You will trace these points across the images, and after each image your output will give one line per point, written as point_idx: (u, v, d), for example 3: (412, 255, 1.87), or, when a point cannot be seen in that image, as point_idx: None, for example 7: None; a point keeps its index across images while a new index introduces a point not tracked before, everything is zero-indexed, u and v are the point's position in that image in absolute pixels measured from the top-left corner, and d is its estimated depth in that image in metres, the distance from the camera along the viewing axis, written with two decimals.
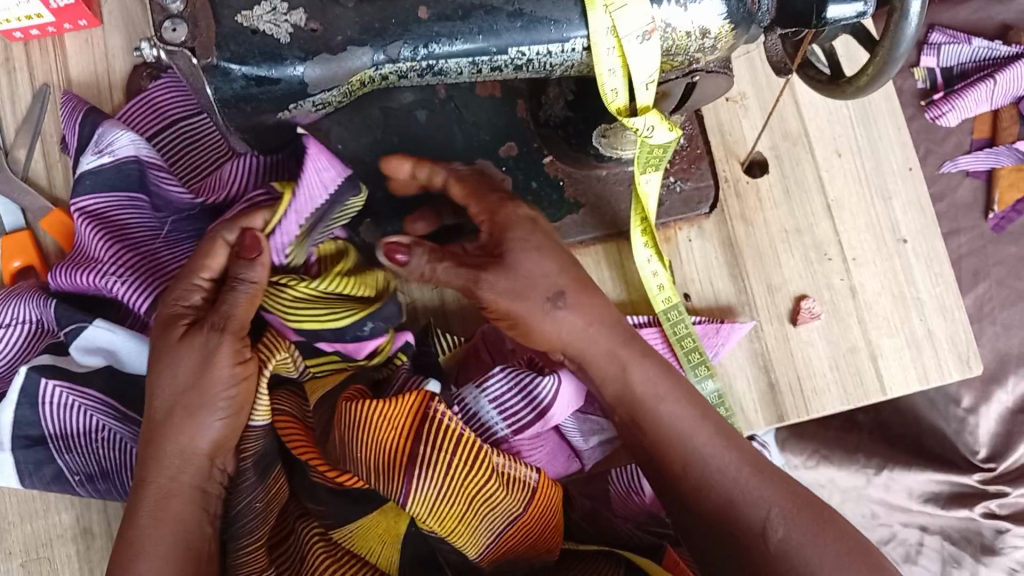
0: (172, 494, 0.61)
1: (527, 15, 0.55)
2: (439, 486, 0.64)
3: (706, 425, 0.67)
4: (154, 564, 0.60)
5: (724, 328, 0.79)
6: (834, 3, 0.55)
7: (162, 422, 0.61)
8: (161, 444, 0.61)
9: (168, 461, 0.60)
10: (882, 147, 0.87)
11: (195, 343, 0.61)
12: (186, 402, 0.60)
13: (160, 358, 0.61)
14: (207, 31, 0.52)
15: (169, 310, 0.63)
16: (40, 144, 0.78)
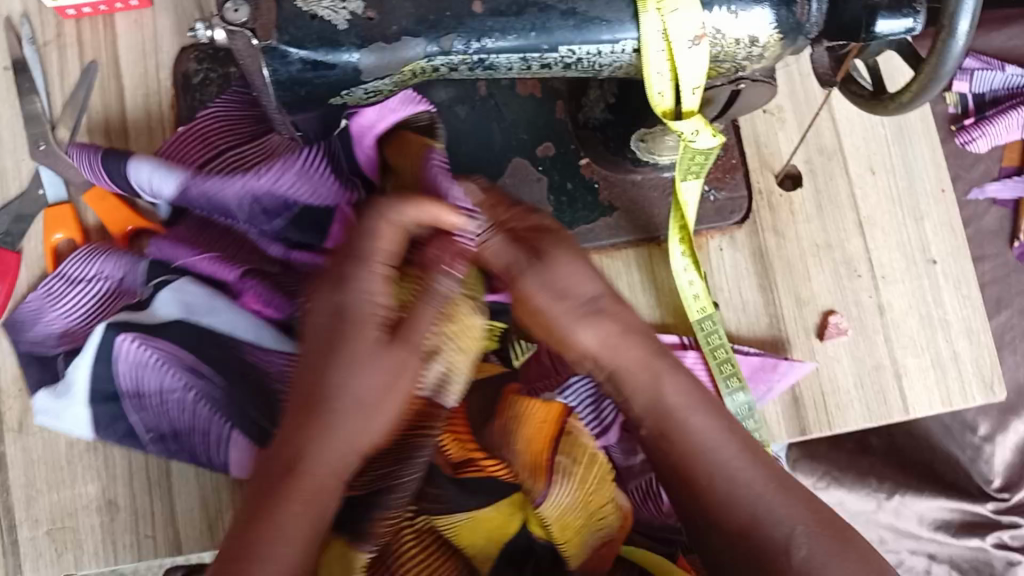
0: (320, 493, 0.57)
1: (580, 14, 0.56)
2: (573, 497, 0.69)
3: (732, 441, 0.63)
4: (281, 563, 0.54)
5: (782, 364, 0.80)
6: (883, 17, 0.56)
7: (324, 415, 0.58)
8: (331, 429, 0.58)
9: (320, 469, 0.57)
10: (916, 168, 0.87)
11: (397, 356, 0.60)
12: (368, 412, 0.59)
13: (349, 364, 0.58)
14: (269, 14, 0.53)
15: (362, 310, 0.59)
16: (86, 121, 0.80)
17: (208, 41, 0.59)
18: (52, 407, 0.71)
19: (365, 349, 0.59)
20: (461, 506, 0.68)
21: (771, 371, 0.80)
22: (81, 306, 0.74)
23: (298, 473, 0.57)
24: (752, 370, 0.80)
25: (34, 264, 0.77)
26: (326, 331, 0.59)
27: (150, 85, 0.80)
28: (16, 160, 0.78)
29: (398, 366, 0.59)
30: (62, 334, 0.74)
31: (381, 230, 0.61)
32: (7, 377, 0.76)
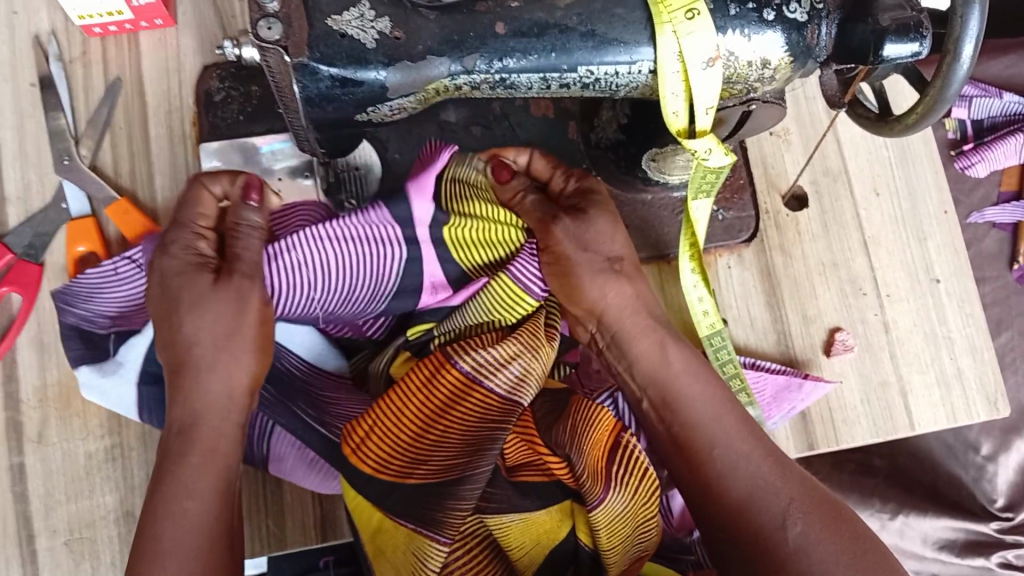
0: (218, 435, 0.63)
1: (599, 36, 0.59)
2: (625, 503, 0.70)
3: (734, 429, 0.68)
4: (201, 502, 0.60)
5: (807, 384, 0.81)
6: (892, 41, 0.57)
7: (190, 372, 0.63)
8: (195, 388, 0.63)
9: (214, 408, 0.63)
10: (920, 189, 0.89)
11: (229, 288, 0.64)
12: (232, 347, 0.64)
13: (191, 309, 0.64)
14: (301, 32, 0.55)
15: (169, 269, 0.65)
16: (109, 136, 0.81)
17: (237, 59, 0.61)
18: (98, 383, 0.72)
19: (191, 292, 0.64)
20: (514, 508, 0.70)
21: (795, 388, 0.81)
22: (140, 295, 0.73)
23: (189, 434, 0.62)
24: (777, 388, 0.81)
25: (57, 277, 0.79)
26: (162, 292, 0.65)
27: (172, 102, 0.82)
28: (41, 174, 0.80)
29: (238, 292, 0.64)
30: (115, 317, 0.74)
31: (196, 201, 0.67)
32: (26, 387, 0.76)
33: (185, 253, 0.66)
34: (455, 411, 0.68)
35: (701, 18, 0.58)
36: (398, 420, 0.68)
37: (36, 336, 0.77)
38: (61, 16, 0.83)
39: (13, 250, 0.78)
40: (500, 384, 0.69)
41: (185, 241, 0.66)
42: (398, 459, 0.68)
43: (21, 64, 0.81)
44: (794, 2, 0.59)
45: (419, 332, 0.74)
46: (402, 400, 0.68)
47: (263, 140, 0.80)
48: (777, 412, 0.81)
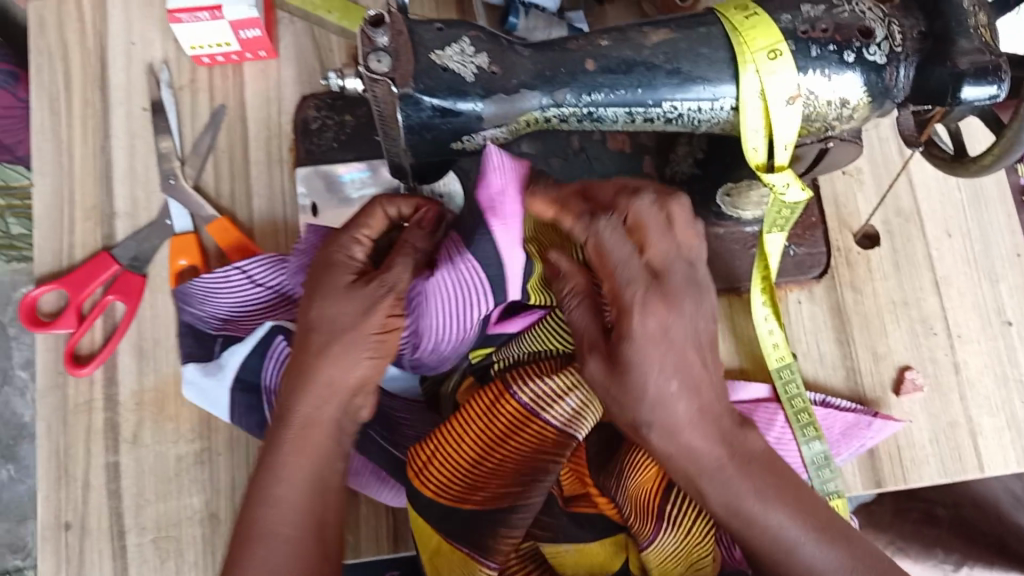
0: (312, 425, 0.62)
1: (683, 73, 0.62)
2: (677, 543, 0.70)
3: (802, 524, 0.60)
4: (293, 488, 0.61)
5: (877, 422, 0.81)
6: (969, 84, 0.60)
7: (313, 354, 0.63)
8: (311, 374, 0.62)
9: (315, 392, 0.62)
10: (993, 232, 0.90)
11: (363, 293, 0.64)
12: (347, 339, 0.63)
13: (323, 296, 0.64)
14: (407, 65, 0.59)
15: (322, 259, 0.67)
16: (212, 159, 0.87)
17: (341, 89, 0.65)
18: (198, 382, 0.77)
19: (332, 286, 0.65)
20: (567, 538, 0.73)
21: (866, 425, 0.81)
22: (253, 302, 0.79)
23: (286, 420, 0.62)
24: (847, 424, 0.81)
25: (159, 289, 0.84)
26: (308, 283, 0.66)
27: (272, 128, 0.88)
28: (148, 191, 0.86)
29: (368, 300, 0.64)
30: (224, 321, 0.79)
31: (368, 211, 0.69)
32: (124, 390, 0.81)
33: (344, 248, 0.67)
34: (514, 441, 0.69)
35: (783, 58, 0.61)
36: (458, 447, 0.69)
37: (136, 342, 0.82)
38: (173, 47, 0.89)
39: (119, 261, 0.83)
40: (556, 418, 0.69)
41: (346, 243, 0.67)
42: (455, 484, 0.70)
43: (136, 90, 0.88)
44: (874, 45, 0.61)
45: (481, 355, 0.76)
46: (463, 427, 0.70)
47: (344, 169, 0.84)
48: (847, 448, 0.81)
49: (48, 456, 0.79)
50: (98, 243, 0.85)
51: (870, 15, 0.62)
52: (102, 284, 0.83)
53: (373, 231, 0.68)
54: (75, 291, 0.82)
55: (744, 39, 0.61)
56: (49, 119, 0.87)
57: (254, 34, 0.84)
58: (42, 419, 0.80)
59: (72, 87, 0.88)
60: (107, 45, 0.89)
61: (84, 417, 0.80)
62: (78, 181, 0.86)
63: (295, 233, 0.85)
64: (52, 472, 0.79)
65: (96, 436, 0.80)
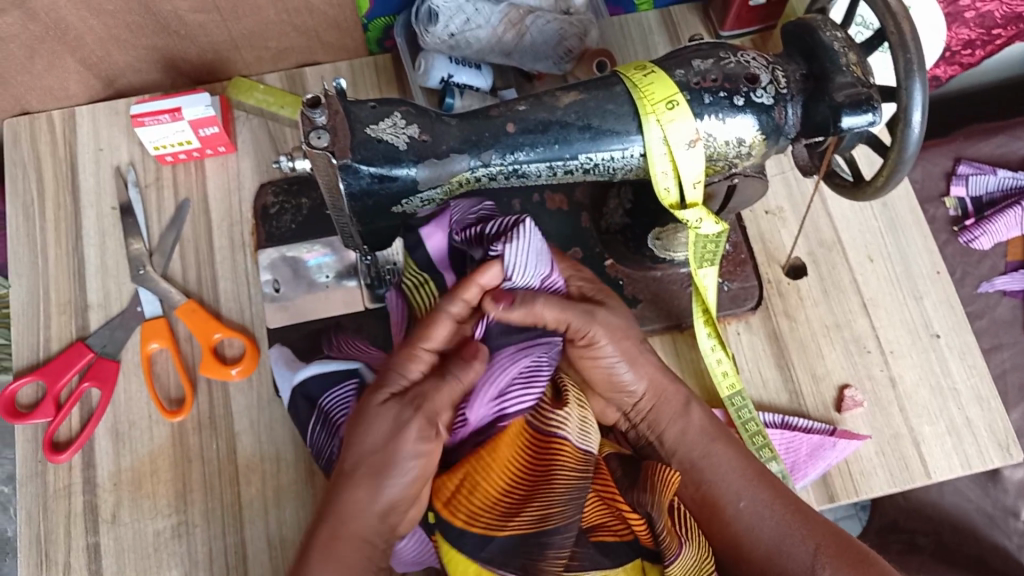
0: (337, 539, 0.65)
1: (594, 128, 0.69)
2: (693, 555, 0.74)
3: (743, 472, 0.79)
4: None
5: (842, 442, 0.86)
6: (847, 114, 0.67)
7: (344, 474, 0.67)
8: (338, 495, 0.67)
9: (344, 511, 0.66)
10: (911, 254, 0.97)
11: (390, 414, 0.68)
12: (370, 461, 0.67)
13: (355, 420, 0.69)
14: (344, 139, 0.65)
15: (377, 382, 0.71)
16: (178, 249, 0.93)
17: (291, 169, 0.71)
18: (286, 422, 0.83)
19: (364, 408, 0.69)
20: (589, 559, 0.73)
21: (830, 447, 0.86)
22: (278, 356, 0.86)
23: (328, 546, 0.65)
24: (814, 447, 0.87)
25: (132, 373, 0.88)
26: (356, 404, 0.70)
27: (233, 216, 0.94)
28: (119, 283, 0.91)
29: (397, 421, 0.67)
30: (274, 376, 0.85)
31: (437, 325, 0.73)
32: (102, 472, 0.84)
33: (396, 370, 0.71)
34: (539, 466, 0.73)
35: (680, 107, 0.68)
36: (484, 479, 0.72)
37: (112, 426, 0.86)
38: (138, 151, 0.96)
39: (94, 349, 0.88)
40: (573, 432, 0.73)
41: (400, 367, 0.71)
42: (486, 514, 0.71)
43: (105, 192, 0.94)
44: (761, 89, 0.68)
45: None
46: (488, 457, 0.72)
47: (308, 255, 0.90)
48: (813, 468, 0.86)
49: (29, 543, 0.82)
50: (73, 335, 0.90)
51: (754, 63, 0.69)
52: (77, 372, 0.87)
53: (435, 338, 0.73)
54: (51, 380, 0.86)
55: (644, 94, 0.69)
56: (23, 225, 0.93)
57: (212, 130, 0.91)
58: (23, 507, 0.83)
59: (44, 193, 0.94)
60: (77, 154, 0.96)
61: (63, 503, 0.83)
62: (53, 280, 0.91)
63: (260, 312, 0.91)
64: (33, 558, 0.81)
65: (75, 519, 0.82)
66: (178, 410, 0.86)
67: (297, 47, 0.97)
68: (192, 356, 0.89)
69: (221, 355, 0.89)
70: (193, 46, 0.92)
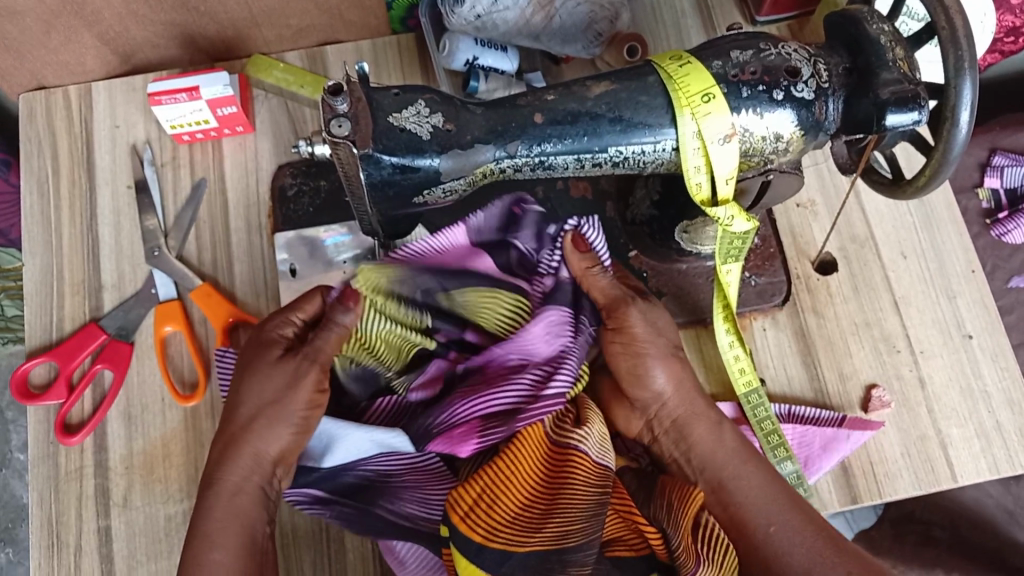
0: (240, 491, 0.70)
1: (625, 120, 0.66)
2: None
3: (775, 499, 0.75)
4: (227, 551, 0.68)
5: (855, 433, 0.84)
6: (892, 112, 0.63)
7: (243, 428, 0.72)
8: (238, 447, 0.71)
9: (242, 463, 0.71)
10: (946, 252, 0.94)
11: (290, 369, 0.73)
12: (272, 412, 0.72)
13: (251, 375, 0.73)
14: (366, 128, 0.63)
15: (257, 340, 0.76)
16: (194, 230, 0.91)
17: (310, 155, 0.68)
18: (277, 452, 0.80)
19: (260, 365, 0.73)
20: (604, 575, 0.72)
21: (844, 439, 0.84)
22: None
23: (214, 488, 0.70)
24: (827, 439, 0.85)
25: (146, 355, 0.87)
26: (241, 358, 0.76)
27: (251, 197, 0.92)
28: (133, 265, 0.90)
29: (297, 376, 0.72)
30: None
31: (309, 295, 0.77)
32: (114, 455, 0.83)
33: (276, 331, 0.76)
34: (555, 478, 0.71)
35: (716, 101, 0.65)
36: (507, 489, 0.70)
37: (124, 409, 0.85)
38: (154, 128, 0.94)
39: (107, 331, 0.87)
40: (592, 446, 0.71)
41: (274, 326, 0.76)
42: (506, 529, 0.69)
43: (120, 170, 0.93)
44: (801, 83, 0.65)
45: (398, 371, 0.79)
46: (509, 468, 0.70)
47: (326, 234, 0.88)
48: (827, 461, 0.84)
49: (41, 524, 0.81)
50: (86, 316, 0.88)
51: (795, 56, 0.66)
52: (90, 354, 0.86)
53: (304, 311, 0.76)
54: (64, 361, 0.85)
55: (679, 86, 0.66)
56: (37, 202, 0.92)
57: (230, 110, 0.89)
58: (35, 488, 0.82)
59: (59, 171, 0.93)
60: (92, 131, 0.94)
61: (75, 485, 0.82)
62: (67, 258, 0.90)
63: (275, 296, 0.89)
64: (45, 539, 0.81)
65: (87, 502, 0.82)
66: (191, 395, 0.85)
67: (317, 25, 0.94)
68: (206, 339, 0.88)
69: (236, 339, 0.88)
70: (211, 23, 0.90)
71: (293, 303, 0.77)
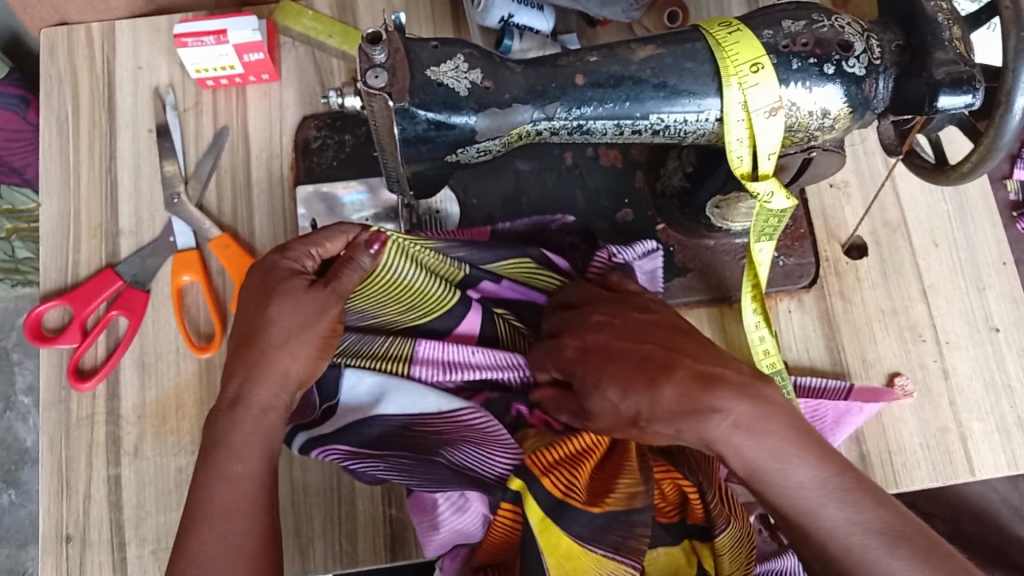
0: (269, 409, 0.64)
1: (669, 87, 0.64)
2: (737, 528, 0.70)
3: (823, 475, 0.57)
4: (249, 464, 0.62)
5: (869, 405, 0.83)
6: (945, 93, 0.60)
7: (275, 346, 0.64)
8: (267, 364, 0.64)
9: (272, 381, 0.64)
10: (978, 242, 0.92)
11: (319, 295, 0.66)
12: (300, 338, 0.65)
13: (279, 297, 0.65)
14: (403, 81, 0.61)
15: (275, 265, 0.67)
16: (215, 178, 0.89)
17: (340, 107, 0.66)
18: None
19: (288, 289, 0.66)
20: (658, 540, 0.72)
21: (857, 412, 0.83)
22: None
23: (244, 403, 0.63)
24: (841, 413, 0.82)
25: (161, 304, 0.86)
26: (257, 285, 0.67)
27: (273, 148, 0.90)
28: (152, 211, 0.88)
29: (324, 307, 0.66)
30: None
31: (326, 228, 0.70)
32: (126, 403, 0.82)
33: (297, 261, 0.68)
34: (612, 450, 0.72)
35: (765, 71, 0.63)
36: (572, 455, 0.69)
37: (138, 357, 0.84)
38: (177, 71, 0.92)
39: (123, 278, 0.85)
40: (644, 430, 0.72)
41: (295, 251, 0.68)
42: (583, 489, 0.68)
43: (141, 113, 0.91)
44: (853, 58, 0.63)
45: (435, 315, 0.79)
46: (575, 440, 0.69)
47: (344, 191, 0.86)
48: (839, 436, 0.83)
49: (50, 468, 0.80)
50: (102, 260, 0.87)
51: (848, 29, 0.64)
52: (105, 300, 0.85)
53: (325, 243, 0.69)
54: (79, 306, 0.84)
55: (727, 54, 0.64)
56: (56, 141, 0.90)
57: (257, 56, 0.87)
58: (46, 433, 0.82)
59: (79, 111, 0.91)
60: (114, 72, 0.92)
61: (85, 431, 0.81)
62: (84, 200, 0.88)
63: None
64: (54, 485, 0.80)
65: (98, 449, 0.81)
66: (207, 346, 0.84)
67: None
68: (223, 291, 0.86)
69: None
70: None
71: (312, 233, 0.69)
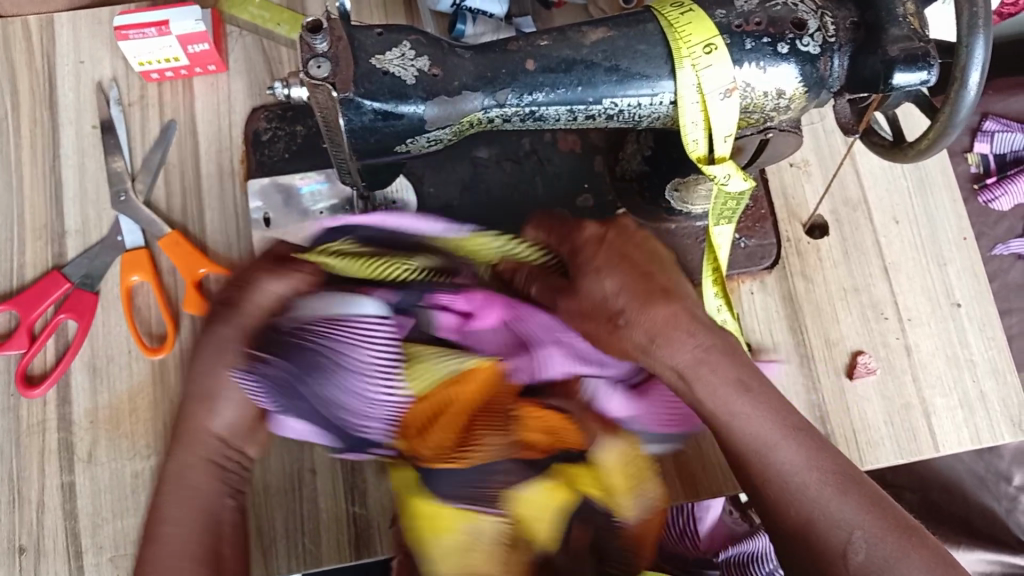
0: (187, 466, 0.66)
1: (622, 70, 0.63)
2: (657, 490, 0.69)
3: (775, 422, 0.64)
4: (181, 523, 0.63)
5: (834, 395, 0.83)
6: (899, 71, 0.59)
7: (196, 401, 0.68)
8: (196, 420, 0.67)
9: (191, 439, 0.67)
10: (938, 216, 0.92)
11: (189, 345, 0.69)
12: (204, 394, 0.68)
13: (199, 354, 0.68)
14: (347, 70, 0.59)
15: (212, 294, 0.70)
16: (164, 173, 0.87)
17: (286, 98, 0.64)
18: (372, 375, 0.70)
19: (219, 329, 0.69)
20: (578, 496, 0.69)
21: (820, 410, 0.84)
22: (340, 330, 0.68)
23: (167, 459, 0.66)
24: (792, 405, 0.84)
25: (111, 305, 0.83)
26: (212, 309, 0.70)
27: (222, 141, 0.88)
28: (98, 209, 0.85)
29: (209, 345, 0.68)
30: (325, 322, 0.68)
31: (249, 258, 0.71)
32: (79, 409, 0.80)
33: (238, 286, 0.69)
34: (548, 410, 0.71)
35: (718, 52, 0.62)
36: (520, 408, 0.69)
37: (90, 360, 0.81)
38: (121, 64, 0.89)
39: (71, 280, 0.83)
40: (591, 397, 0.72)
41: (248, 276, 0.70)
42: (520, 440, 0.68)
43: (84, 108, 0.88)
44: (807, 36, 0.62)
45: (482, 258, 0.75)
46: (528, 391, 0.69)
47: (301, 181, 0.84)
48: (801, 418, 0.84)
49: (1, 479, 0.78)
50: (49, 262, 0.84)
51: (802, 7, 0.63)
52: (53, 303, 0.83)
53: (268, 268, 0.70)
54: (26, 311, 0.81)
55: (678, 35, 0.63)
56: None
57: (202, 47, 0.85)
58: None
59: (18, 109, 0.88)
60: (54, 66, 0.89)
61: (37, 439, 0.79)
62: (28, 200, 0.85)
63: (248, 247, 0.85)
64: (6, 495, 0.77)
65: (51, 456, 0.78)
66: (160, 347, 0.82)
67: None
68: (176, 290, 0.84)
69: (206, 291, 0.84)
70: None
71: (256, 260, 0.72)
